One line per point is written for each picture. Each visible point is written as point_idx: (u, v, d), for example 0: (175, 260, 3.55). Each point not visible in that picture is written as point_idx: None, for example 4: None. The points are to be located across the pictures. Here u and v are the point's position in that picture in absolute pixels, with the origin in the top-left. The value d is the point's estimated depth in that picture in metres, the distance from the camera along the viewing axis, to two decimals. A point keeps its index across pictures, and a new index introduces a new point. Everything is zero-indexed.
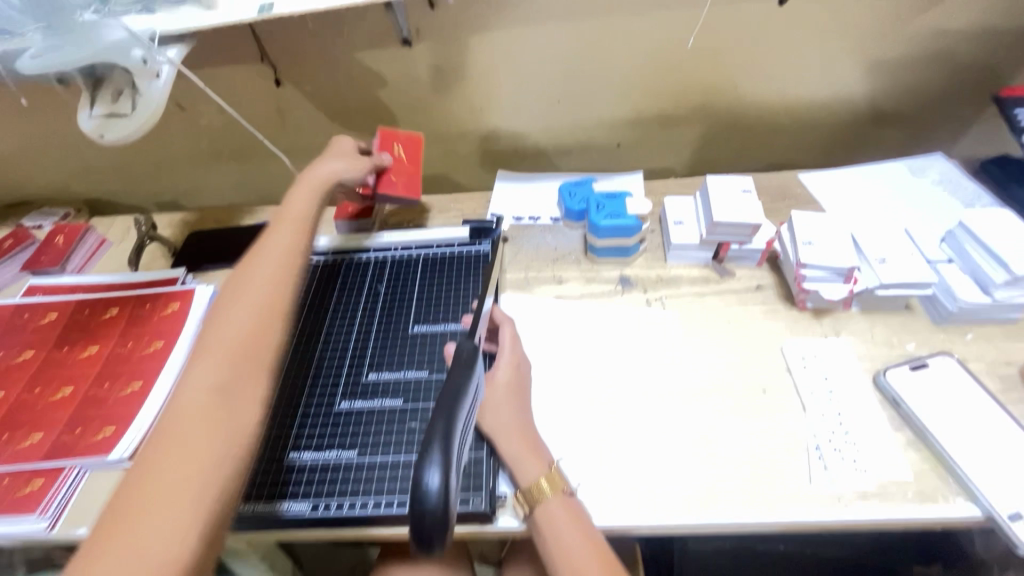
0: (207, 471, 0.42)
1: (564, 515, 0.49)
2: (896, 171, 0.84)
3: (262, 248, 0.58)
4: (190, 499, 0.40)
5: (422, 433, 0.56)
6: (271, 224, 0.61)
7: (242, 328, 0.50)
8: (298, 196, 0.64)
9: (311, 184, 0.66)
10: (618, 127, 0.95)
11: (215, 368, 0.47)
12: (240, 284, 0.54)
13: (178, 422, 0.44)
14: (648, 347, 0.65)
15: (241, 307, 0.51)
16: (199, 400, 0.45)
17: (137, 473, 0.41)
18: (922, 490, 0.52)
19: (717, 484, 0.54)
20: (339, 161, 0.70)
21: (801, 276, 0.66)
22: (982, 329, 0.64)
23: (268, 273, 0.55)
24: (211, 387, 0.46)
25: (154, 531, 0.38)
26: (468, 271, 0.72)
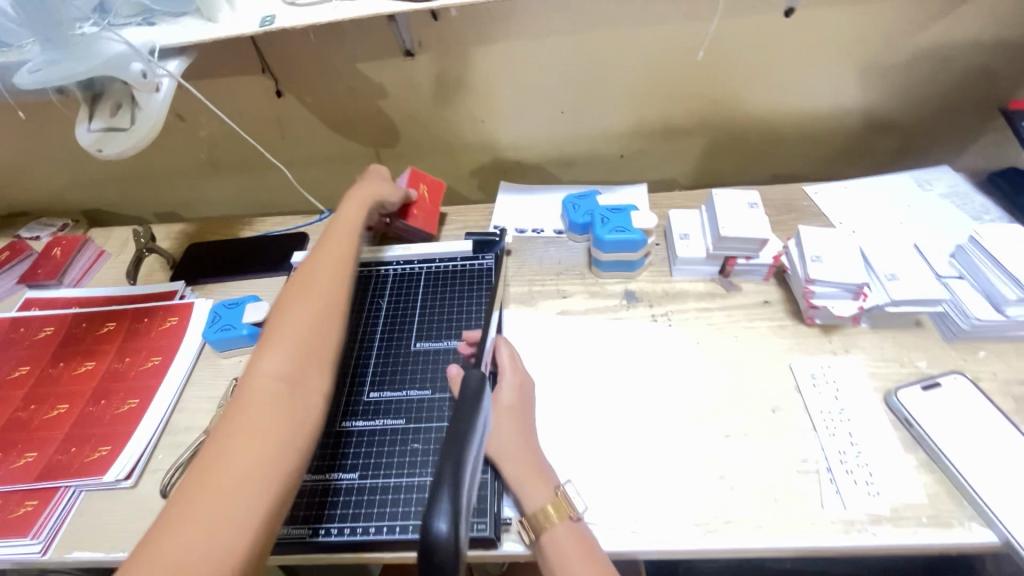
0: (273, 456, 0.43)
1: (571, 542, 0.47)
2: (903, 184, 0.83)
3: (318, 255, 0.61)
4: (260, 481, 0.42)
5: (425, 454, 0.55)
6: (325, 234, 0.64)
7: (308, 325, 0.53)
8: (349, 207, 0.68)
9: (360, 198, 0.69)
10: (622, 138, 0.95)
11: (284, 359, 0.50)
12: (303, 285, 0.57)
13: (248, 409, 0.45)
14: (654, 364, 0.64)
15: (304, 308, 0.54)
16: (268, 388, 0.47)
17: (210, 450, 0.43)
18: (937, 515, 0.51)
19: (727, 507, 0.52)
20: (382, 183, 0.74)
21: (810, 292, 0.65)
22: (994, 346, 0.63)
23: (328, 278, 0.58)
24: (280, 376, 0.48)
25: (224, 510, 0.40)
26: (471, 286, 0.71)
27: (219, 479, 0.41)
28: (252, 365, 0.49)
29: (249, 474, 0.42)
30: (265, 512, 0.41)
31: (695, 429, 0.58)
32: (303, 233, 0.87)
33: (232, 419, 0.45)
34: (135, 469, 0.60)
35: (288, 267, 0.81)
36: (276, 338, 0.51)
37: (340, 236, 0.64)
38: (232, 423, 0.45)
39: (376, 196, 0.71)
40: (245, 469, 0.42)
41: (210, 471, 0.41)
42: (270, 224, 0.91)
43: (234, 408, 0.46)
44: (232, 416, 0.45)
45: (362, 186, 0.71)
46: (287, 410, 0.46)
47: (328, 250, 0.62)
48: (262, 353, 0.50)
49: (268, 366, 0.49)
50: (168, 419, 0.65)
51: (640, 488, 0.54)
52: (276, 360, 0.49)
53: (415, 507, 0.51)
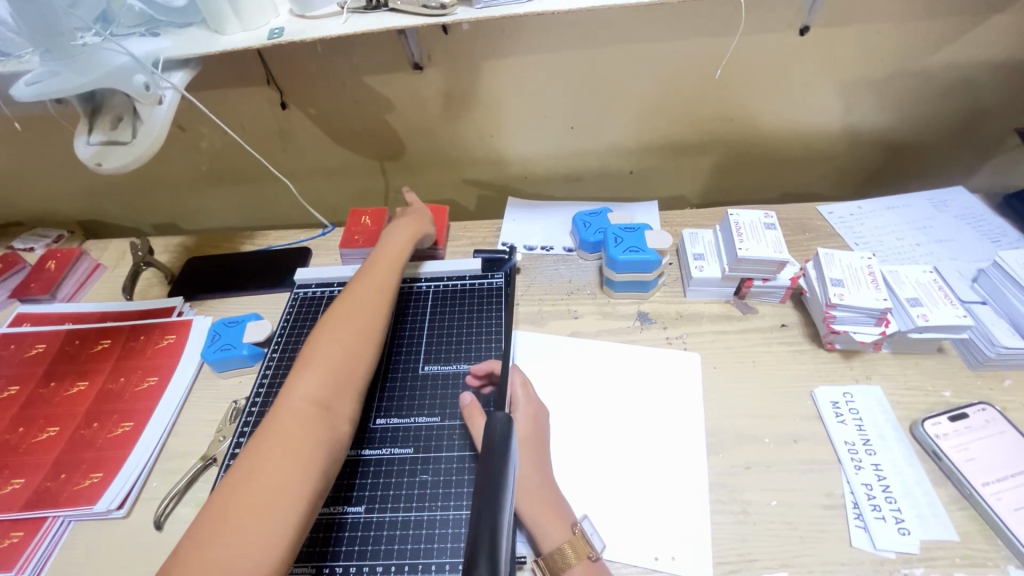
0: (300, 485, 0.41)
1: None
2: (918, 205, 0.82)
3: (359, 279, 0.60)
4: (286, 511, 0.39)
5: (436, 486, 0.52)
6: (370, 260, 0.63)
7: (347, 348, 0.51)
8: (395, 237, 0.67)
9: (406, 230, 0.68)
10: (632, 154, 0.93)
11: (320, 381, 0.48)
12: (344, 307, 0.55)
13: (279, 432, 0.43)
14: (669, 390, 0.62)
15: (344, 330, 0.52)
16: (302, 411, 0.45)
17: (237, 471, 0.41)
18: (971, 555, 0.49)
19: (751, 545, 0.50)
20: (425, 217, 0.73)
21: (830, 317, 0.63)
22: (1019, 374, 0.61)
23: (367, 300, 0.56)
24: (316, 399, 0.46)
25: (247, 540, 0.37)
26: (481, 307, 0.69)
27: (246, 504, 0.38)
28: (288, 384, 0.47)
29: (275, 502, 0.39)
30: (287, 546, 0.38)
31: (714, 460, 0.56)
32: (306, 248, 0.85)
33: (262, 440, 0.43)
34: (128, 497, 0.57)
35: (290, 283, 0.79)
36: (314, 357, 0.49)
37: (381, 262, 0.63)
38: (263, 444, 0.42)
39: (422, 230, 0.70)
40: (273, 496, 0.39)
41: (236, 495, 0.39)
42: (272, 238, 0.89)
43: (265, 429, 0.44)
44: (261, 438, 0.43)
45: (407, 218, 0.71)
46: (319, 436, 0.44)
47: (368, 275, 0.60)
48: (298, 371, 0.48)
49: (305, 388, 0.47)
50: (164, 443, 0.62)
51: (656, 523, 0.52)
52: (313, 380, 0.47)
53: (426, 545, 0.49)
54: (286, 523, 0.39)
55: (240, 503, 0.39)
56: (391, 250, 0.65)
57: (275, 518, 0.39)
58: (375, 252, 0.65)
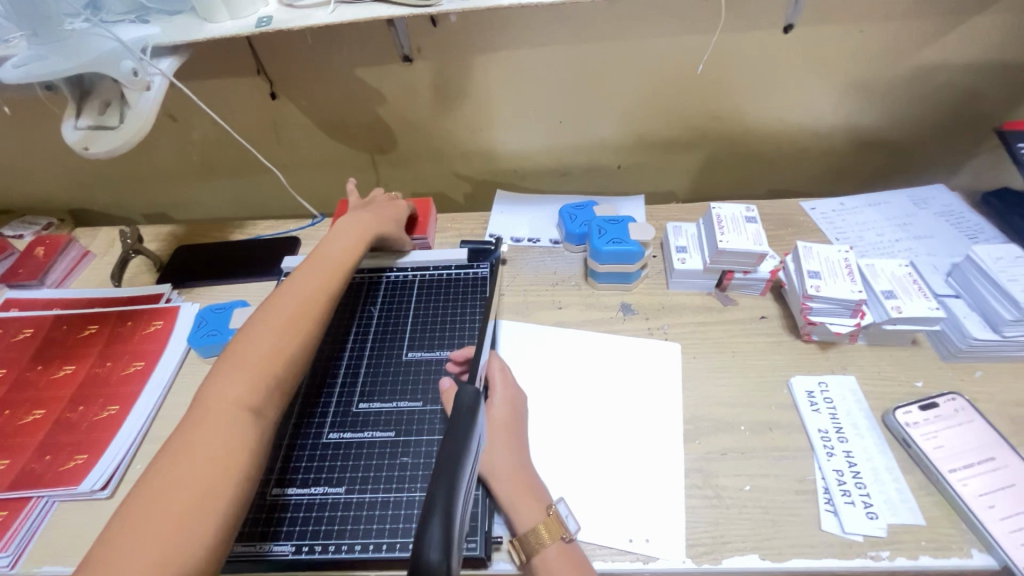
0: (220, 490, 0.41)
1: (563, 564, 0.46)
2: (898, 202, 0.83)
3: (293, 278, 0.59)
4: (207, 514, 0.40)
5: (415, 467, 0.53)
6: (308, 257, 0.62)
7: (278, 348, 0.51)
8: (343, 232, 0.66)
9: (357, 226, 0.67)
10: (619, 150, 0.94)
11: (244, 381, 0.47)
12: (280, 307, 0.55)
13: (198, 435, 0.43)
14: (649, 379, 0.63)
15: (271, 329, 0.52)
16: (225, 413, 0.45)
17: (154, 475, 0.40)
18: (936, 539, 0.50)
19: (724, 528, 0.51)
20: (381, 211, 0.71)
21: (808, 309, 0.64)
22: (991, 366, 0.63)
23: (300, 298, 0.56)
24: (239, 400, 0.46)
25: (163, 547, 0.37)
26: (465, 295, 0.70)
27: (164, 512, 0.38)
28: (212, 387, 0.47)
29: (196, 508, 0.40)
30: (209, 548, 0.39)
31: (691, 446, 0.57)
32: (295, 237, 0.86)
33: (181, 444, 0.43)
34: (112, 478, 0.58)
35: (278, 272, 0.80)
36: (240, 358, 0.49)
37: (322, 259, 0.62)
38: (182, 450, 0.42)
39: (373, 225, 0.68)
40: (195, 502, 0.40)
41: (153, 502, 0.39)
42: (261, 228, 0.90)
43: (188, 433, 0.43)
44: (180, 441, 0.43)
45: (360, 213, 0.69)
46: (243, 442, 0.44)
47: (304, 273, 0.59)
48: (225, 372, 0.48)
49: (227, 389, 0.46)
50: (148, 427, 0.62)
51: (635, 505, 0.53)
52: (238, 382, 0.47)
53: (403, 524, 0.50)
54: (209, 526, 0.39)
55: (152, 513, 0.38)
56: (344, 248, 0.64)
57: (200, 523, 0.39)
58: (317, 248, 0.64)
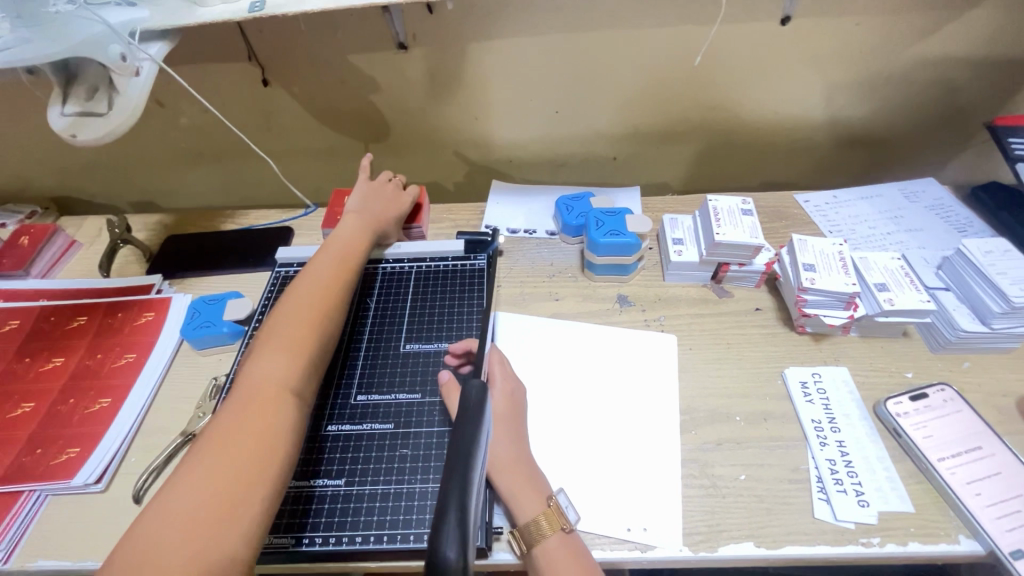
0: (264, 464, 0.42)
1: (564, 554, 0.47)
2: (890, 195, 0.84)
3: (310, 267, 0.60)
4: (252, 486, 0.41)
5: (415, 459, 0.53)
6: (321, 247, 0.64)
7: (308, 332, 0.52)
8: (350, 223, 0.67)
9: (363, 218, 0.69)
10: (615, 140, 0.94)
11: (280, 362, 0.49)
12: (302, 297, 0.56)
13: (243, 411, 0.44)
14: (646, 371, 0.64)
15: (301, 314, 0.54)
16: (269, 390, 0.46)
17: (202, 447, 0.42)
18: (924, 526, 0.51)
19: (720, 517, 0.52)
20: (385, 203, 0.73)
21: (802, 301, 0.65)
22: (978, 357, 0.64)
23: (323, 286, 0.58)
24: (279, 380, 0.48)
25: (212, 514, 0.38)
26: (463, 287, 0.70)
27: (216, 482, 0.40)
28: (251, 368, 0.48)
29: (238, 489, 0.40)
30: (256, 520, 0.40)
31: (687, 437, 0.58)
32: (288, 227, 0.84)
33: (225, 419, 0.44)
34: (106, 472, 0.57)
35: (271, 262, 0.79)
36: (272, 345, 0.50)
37: (334, 249, 0.63)
38: (224, 430, 0.43)
39: (379, 217, 0.70)
40: (239, 480, 0.40)
41: (201, 471, 0.40)
42: (253, 217, 0.88)
43: (227, 417, 0.44)
44: (224, 417, 0.44)
45: (365, 205, 0.71)
46: (283, 422, 0.45)
47: (322, 264, 0.61)
48: (261, 354, 0.49)
49: (266, 369, 0.48)
50: (142, 420, 0.62)
51: (632, 496, 0.53)
52: (274, 366, 0.48)
53: (404, 516, 0.50)
54: (254, 499, 0.40)
55: (193, 493, 0.39)
56: (352, 241, 0.65)
57: (244, 501, 0.40)
58: (327, 240, 0.65)
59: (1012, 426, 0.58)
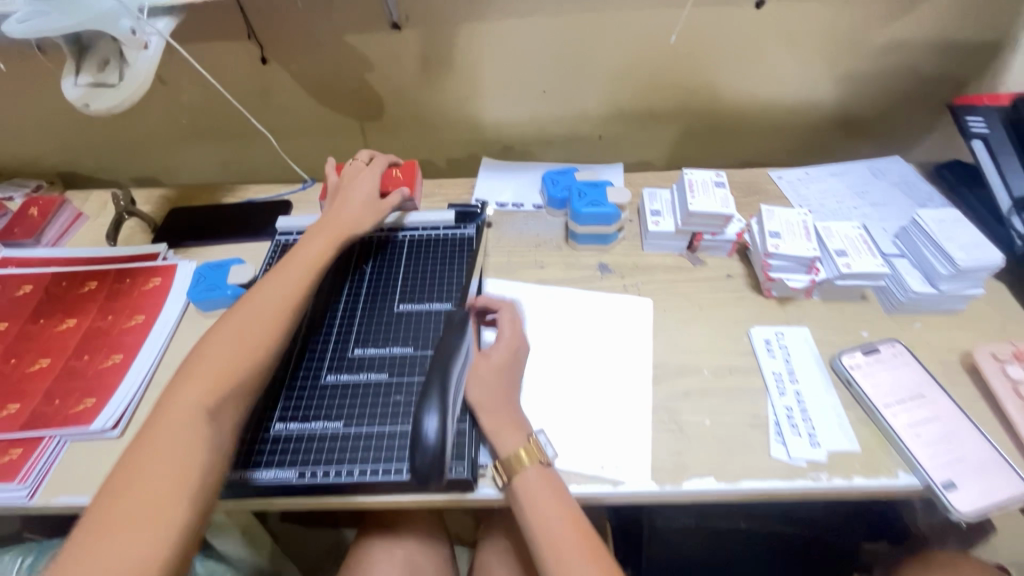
0: (177, 499, 0.43)
1: (540, 483, 0.52)
2: (859, 172, 0.89)
3: (261, 284, 0.58)
4: (164, 523, 0.41)
5: (408, 404, 0.58)
6: (280, 262, 0.61)
7: (236, 355, 0.51)
8: (316, 237, 0.65)
9: (329, 230, 0.66)
10: (600, 120, 0.98)
11: (201, 387, 0.48)
12: (243, 311, 0.55)
13: (157, 444, 0.44)
14: (622, 331, 0.69)
15: (232, 332, 0.53)
16: (184, 419, 0.46)
17: (114, 484, 0.42)
18: (868, 463, 0.57)
19: (685, 455, 0.58)
20: (356, 206, 0.70)
21: (767, 266, 0.70)
22: (929, 318, 0.69)
23: (270, 304, 0.56)
24: (197, 406, 0.47)
25: (120, 555, 0.39)
26: (453, 252, 0.74)
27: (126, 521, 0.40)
28: (171, 394, 0.48)
29: (152, 519, 0.41)
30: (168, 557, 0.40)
31: (658, 387, 0.63)
32: (287, 201, 0.88)
33: (139, 452, 0.44)
34: (121, 419, 0.61)
35: (271, 233, 0.83)
36: (208, 360, 0.50)
37: (294, 265, 0.61)
38: (144, 449, 0.44)
39: (348, 225, 0.67)
40: (149, 518, 0.41)
41: (112, 509, 0.41)
42: (253, 192, 0.92)
43: (140, 449, 0.44)
44: (139, 448, 0.44)
45: (334, 215, 0.68)
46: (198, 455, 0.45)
47: (293, 269, 0.60)
48: (184, 379, 0.49)
49: (186, 397, 0.47)
50: (152, 374, 0.66)
51: (607, 439, 0.58)
52: (193, 392, 0.48)
53: (397, 452, 0.55)
54: (166, 535, 0.41)
55: (108, 531, 0.40)
56: (314, 255, 0.63)
57: (154, 540, 0.40)
58: (289, 254, 0.63)
59: (955, 377, 0.63)
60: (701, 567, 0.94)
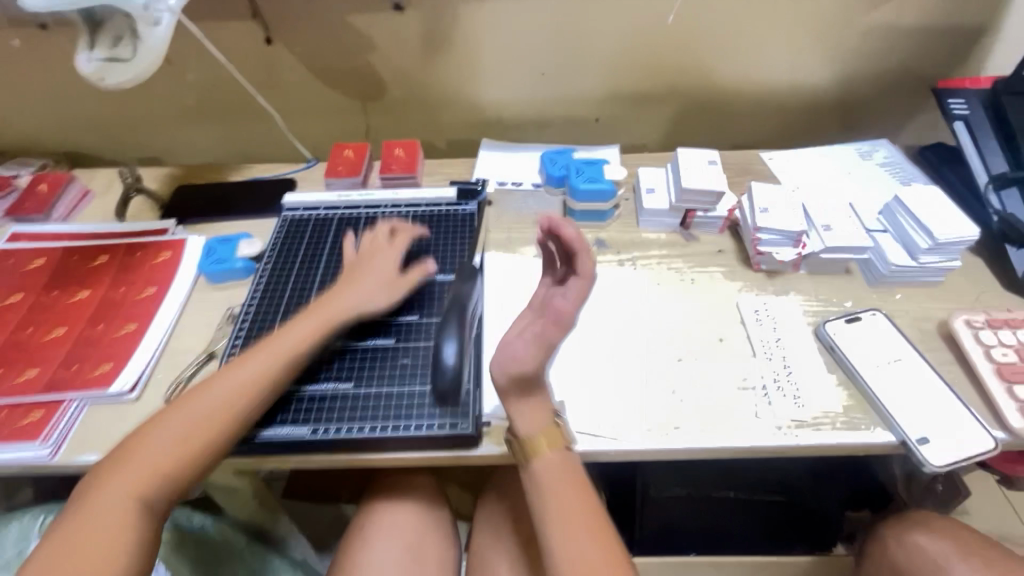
0: None
1: (562, 468, 0.54)
2: (847, 154, 0.92)
3: (231, 370, 0.56)
4: None
5: (414, 366, 0.62)
6: (255, 346, 0.59)
7: (178, 446, 0.51)
8: (300, 327, 0.61)
9: (315, 321, 0.61)
10: (597, 102, 1.00)
11: (138, 476, 0.50)
12: (201, 398, 0.54)
13: (87, 531, 0.47)
14: (617, 302, 0.72)
15: (181, 417, 0.53)
16: (117, 508, 0.48)
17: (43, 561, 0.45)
18: (849, 420, 0.60)
19: (676, 414, 0.61)
20: (353, 290, 0.65)
21: (757, 239, 0.74)
22: (910, 290, 0.73)
23: (230, 396, 0.55)
24: (132, 496, 0.49)
25: None
26: (456, 228, 0.79)
27: None
28: (111, 475, 0.50)
29: None
30: None
31: (651, 353, 0.67)
32: (292, 179, 0.91)
33: (68, 535, 0.47)
34: (138, 383, 0.64)
35: (277, 209, 0.85)
36: (179, 415, 0.53)
37: (267, 358, 0.57)
38: (111, 480, 0.49)
39: (338, 315, 0.62)
40: None
41: None
42: (258, 171, 0.94)
43: (70, 530, 0.47)
44: (74, 527, 0.47)
45: (328, 300, 0.63)
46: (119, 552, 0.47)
47: (266, 359, 0.57)
48: (124, 463, 0.50)
49: (121, 487, 0.49)
50: (166, 342, 0.69)
51: (604, 400, 0.62)
52: (130, 480, 0.49)
53: (405, 410, 0.59)
54: None
55: None
56: (289, 349, 0.59)
57: None
58: (268, 338, 0.60)
59: (931, 343, 0.67)
60: (693, 536, 0.98)
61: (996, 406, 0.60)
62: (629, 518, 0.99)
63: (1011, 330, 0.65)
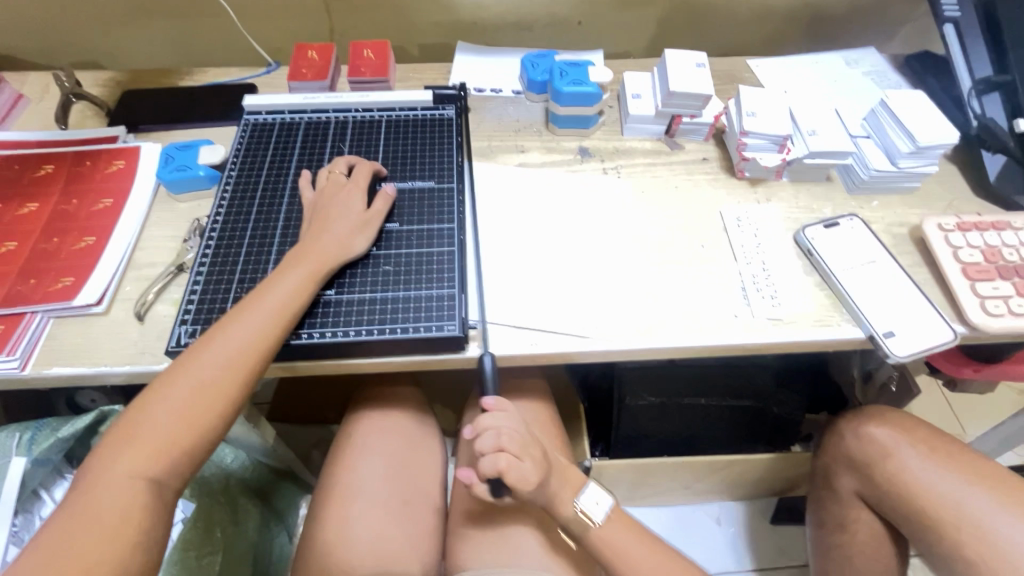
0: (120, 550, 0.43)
1: (612, 530, 0.63)
2: (834, 62, 0.90)
3: (227, 331, 0.52)
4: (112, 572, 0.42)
5: (394, 272, 0.62)
6: (247, 302, 0.55)
7: (185, 417, 0.49)
8: (288, 279, 0.56)
9: (303, 266, 0.57)
10: (579, 3, 0.93)
11: (149, 450, 0.47)
12: (200, 366, 0.51)
13: (101, 488, 0.45)
14: (601, 213, 0.71)
15: (181, 387, 0.49)
16: (132, 481, 0.46)
17: (60, 518, 0.44)
18: (824, 319, 0.63)
19: (659, 318, 0.62)
20: (337, 229, 0.60)
21: (743, 144, 0.73)
22: (887, 197, 0.74)
23: (233, 361, 0.51)
24: (147, 468, 0.47)
25: None
26: (435, 135, 0.75)
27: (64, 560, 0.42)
28: (115, 450, 0.47)
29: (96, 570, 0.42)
30: None
31: (636, 259, 0.67)
32: (251, 84, 0.83)
33: (84, 494, 0.45)
34: (105, 296, 0.61)
35: (237, 117, 0.79)
36: (177, 385, 0.50)
37: (263, 311, 0.54)
38: (120, 447, 0.47)
39: (328, 261, 0.58)
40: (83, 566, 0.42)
41: (51, 559, 0.42)
42: (211, 76, 0.86)
43: (83, 492, 0.45)
44: (86, 489, 0.45)
45: (311, 246, 0.59)
46: (138, 511, 0.45)
47: (259, 306, 0.54)
48: (128, 439, 0.47)
49: (131, 461, 0.46)
50: (129, 255, 0.65)
51: (590, 307, 0.62)
52: (139, 453, 0.47)
53: (390, 314, 0.59)
54: None
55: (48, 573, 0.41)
56: (287, 304, 0.55)
57: None
58: (257, 292, 0.55)
59: (904, 247, 0.69)
60: (668, 441, 1.03)
61: (958, 301, 0.63)
62: (607, 426, 1.03)
63: (980, 233, 0.67)
